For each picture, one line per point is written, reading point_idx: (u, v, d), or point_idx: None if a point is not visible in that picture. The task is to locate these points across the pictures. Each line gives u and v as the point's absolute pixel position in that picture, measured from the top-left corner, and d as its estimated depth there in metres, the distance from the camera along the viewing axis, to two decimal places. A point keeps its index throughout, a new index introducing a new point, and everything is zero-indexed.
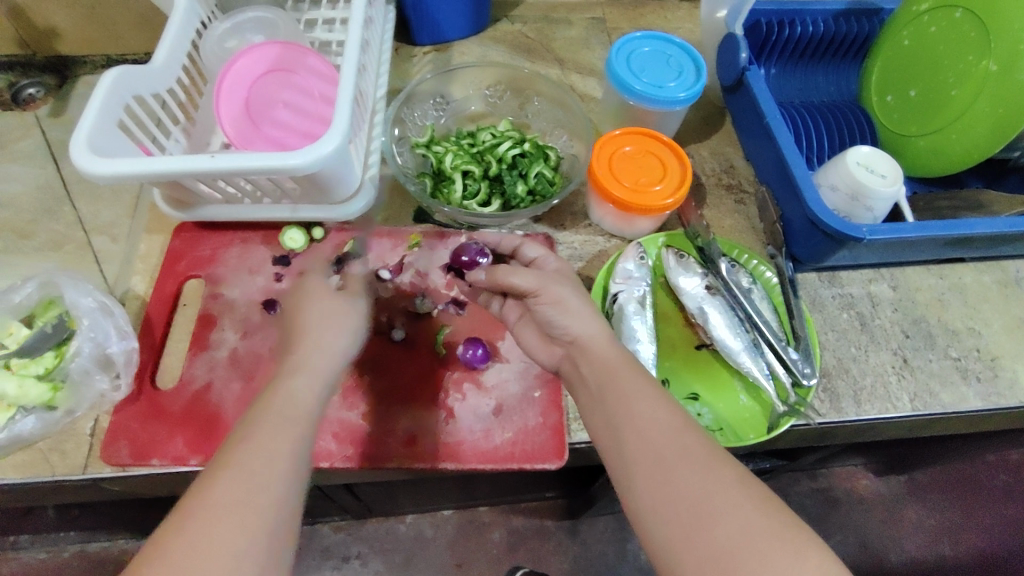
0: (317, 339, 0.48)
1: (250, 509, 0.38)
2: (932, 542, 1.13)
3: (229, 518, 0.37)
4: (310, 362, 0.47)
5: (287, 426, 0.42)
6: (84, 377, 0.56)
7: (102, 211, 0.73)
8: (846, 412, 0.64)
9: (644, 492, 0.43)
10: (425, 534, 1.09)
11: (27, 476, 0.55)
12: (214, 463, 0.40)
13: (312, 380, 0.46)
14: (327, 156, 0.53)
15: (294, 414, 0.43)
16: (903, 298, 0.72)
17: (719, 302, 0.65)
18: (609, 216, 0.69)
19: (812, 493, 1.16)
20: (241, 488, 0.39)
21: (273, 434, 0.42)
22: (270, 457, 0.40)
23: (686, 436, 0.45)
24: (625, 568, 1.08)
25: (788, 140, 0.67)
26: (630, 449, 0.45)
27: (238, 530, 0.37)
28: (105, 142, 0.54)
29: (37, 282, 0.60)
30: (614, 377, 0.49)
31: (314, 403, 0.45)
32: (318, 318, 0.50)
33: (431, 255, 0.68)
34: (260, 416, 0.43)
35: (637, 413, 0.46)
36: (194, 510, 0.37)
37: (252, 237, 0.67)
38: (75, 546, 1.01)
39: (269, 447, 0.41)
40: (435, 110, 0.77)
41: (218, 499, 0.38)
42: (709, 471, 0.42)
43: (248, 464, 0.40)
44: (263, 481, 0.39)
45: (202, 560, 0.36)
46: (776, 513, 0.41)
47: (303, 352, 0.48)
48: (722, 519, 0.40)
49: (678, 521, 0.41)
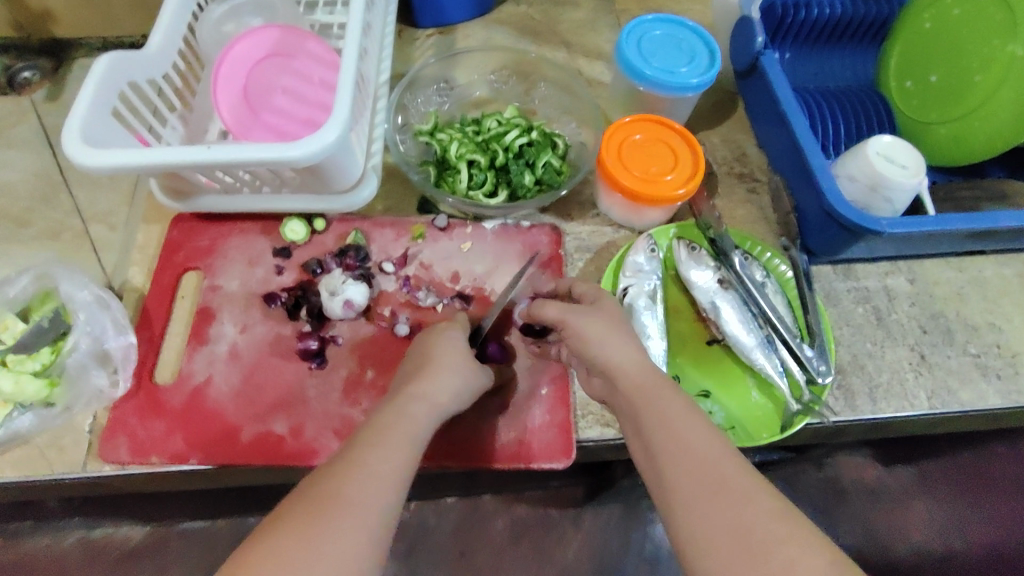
0: (440, 373, 0.50)
1: (372, 512, 0.40)
2: (937, 535, 1.04)
3: (352, 514, 0.40)
4: (428, 389, 0.48)
5: (405, 443, 0.44)
6: (81, 371, 0.56)
7: (100, 198, 0.71)
8: (861, 411, 0.62)
9: (689, 519, 0.42)
10: (427, 523, 1.01)
11: (26, 473, 0.54)
12: (340, 458, 0.43)
13: (432, 407, 0.48)
14: (327, 146, 0.51)
15: (412, 433, 0.45)
16: (921, 292, 0.70)
17: (732, 296, 0.63)
18: (618, 206, 0.67)
19: (816, 483, 1.07)
20: (365, 489, 0.41)
21: (394, 444, 0.44)
22: (392, 464, 0.43)
23: (731, 463, 0.43)
24: (630, 562, 1.00)
25: (804, 127, 0.65)
26: (674, 475, 0.44)
27: (354, 526, 0.39)
28: (98, 129, 0.52)
29: (32, 274, 0.59)
30: (644, 398, 0.48)
31: (425, 427, 0.47)
32: (443, 351, 0.52)
33: (435, 246, 0.66)
34: (383, 428, 0.45)
35: (671, 439, 0.45)
36: (320, 499, 0.40)
37: (251, 228, 0.65)
38: (75, 535, 0.93)
39: (390, 456, 0.43)
40: (438, 96, 0.74)
41: (343, 493, 0.40)
42: (753, 500, 0.41)
43: (371, 469, 0.42)
44: (382, 482, 0.42)
45: (321, 546, 0.38)
46: (821, 546, 0.39)
47: (423, 381, 0.49)
48: (775, 553, 0.39)
49: (727, 554, 0.40)
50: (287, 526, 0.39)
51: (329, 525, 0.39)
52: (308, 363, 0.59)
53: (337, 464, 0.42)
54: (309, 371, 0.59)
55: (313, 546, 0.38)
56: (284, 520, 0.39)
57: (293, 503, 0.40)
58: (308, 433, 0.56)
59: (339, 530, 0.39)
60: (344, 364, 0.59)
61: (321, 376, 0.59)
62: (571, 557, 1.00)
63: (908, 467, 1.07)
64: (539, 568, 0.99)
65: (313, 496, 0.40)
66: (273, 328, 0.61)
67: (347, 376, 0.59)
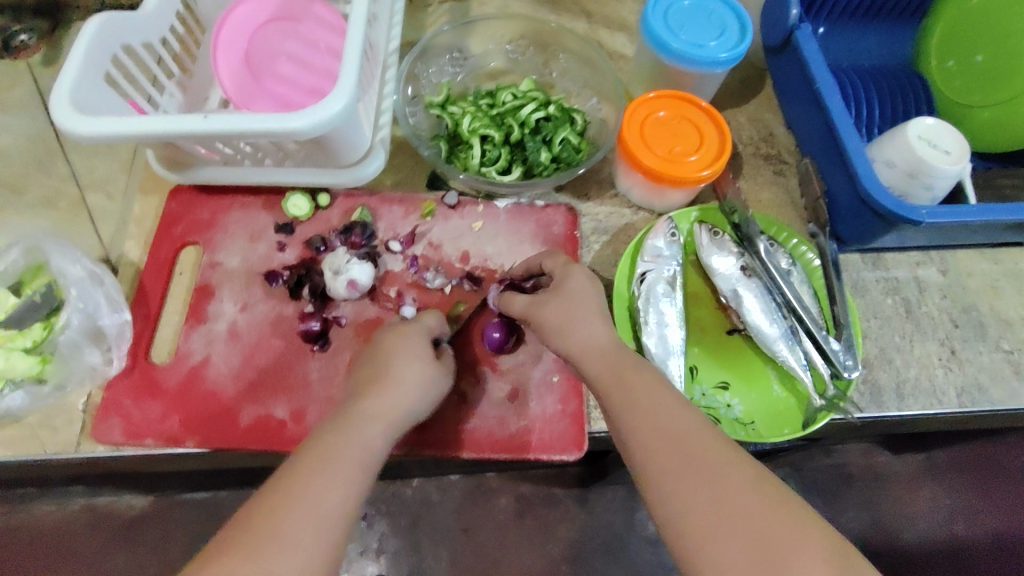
0: (396, 390, 0.47)
1: (311, 546, 0.37)
2: (942, 524, 0.92)
3: (292, 550, 0.37)
4: (384, 407, 0.46)
5: (355, 468, 0.41)
6: (74, 350, 0.53)
7: (97, 165, 0.68)
8: (887, 407, 0.60)
9: (671, 491, 0.41)
10: (431, 498, 0.93)
11: (17, 452, 0.53)
12: (280, 484, 0.40)
13: (386, 429, 0.45)
14: (331, 117, 0.48)
15: (363, 460, 0.42)
16: (953, 283, 0.66)
17: (756, 285, 0.60)
18: (638, 186, 0.64)
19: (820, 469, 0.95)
20: (308, 521, 0.38)
21: (342, 473, 0.41)
22: (338, 492, 0.40)
23: (707, 434, 0.43)
24: (634, 539, 0.93)
25: (841, 108, 0.61)
26: (653, 448, 0.43)
27: (293, 564, 0.36)
28: (89, 95, 0.49)
29: (22, 247, 0.56)
30: (659, 396, 0.45)
31: (379, 449, 0.44)
32: (401, 358, 0.49)
33: (445, 225, 0.63)
34: (331, 452, 0.42)
35: (651, 412, 0.44)
36: (258, 534, 0.37)
37: (253, 202, 0.62)
38: (82, 500, 0.86)
39: (337, 486, 0.40)
40: (451, 66, 0.70)
41: (282, 528, 0.37)
42: (733, 469, 0.41)
43: (315, 500, 0.39)
44: (326, 513, 0.39)
45: None
46: (802, 512, 0.39)
47: (377, 401, 0.46)
48: (760, 518, 0.39)
49: (712, 523, 0.39)
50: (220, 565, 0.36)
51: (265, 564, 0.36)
52: (310, 345, 0.57)
53: (277, 492, 0.39)
54: (311, 354, 0.56)
55: None
56: (218, 558, 0.36)
57: (226, 539, 0.37)
58: (309, 418, 0.54)
59: (277, 572, 0.36)
60: (348, 346, 0.57)
61: (324, 359, 0.56)
62: (574, 534, 0.93)
63: (918, 454, 0.94)
64: (541, 544, 0.92)
65: (251, 532, 0.37)
66: (274, 307, 0.58)
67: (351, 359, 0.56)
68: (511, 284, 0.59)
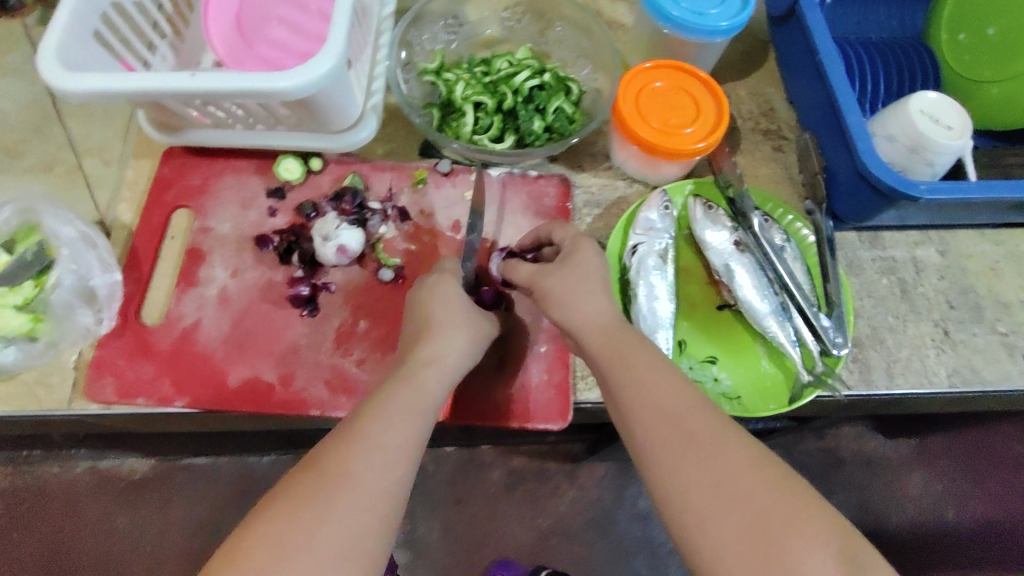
0: (449, 336, 0.48)
1: (378, 486, 0.40)
2: (932, 507, 0.92)
3: (361, 489, 0.39)
4: (437, 354, 0.47)
5: (412, 413, 0.43)
6: (67, 310, 0.54)
7: (94, 131, 0.68)
8: (876, 385, 0.59)
9: (668, 469, 0.41)
10: (426, 469, 0.94)
11: (12, 409, 0.54)
12: (345, 427, 0.42)
13: (442, 372, 0.46)
14: (319, 78, 0.48)
15: (420, 403, 0.44)
16: (951, 264, 0.65)
17: (748, 260, 0.59)
18: (633, 158, 0.63)
19: (811, 451, 0.94)
20: (373, 462, 0.40)
21: (400, 417, 0.42)
22: (398, 435, 0.42)
23: (706, 413, 0.43)
24: (622, 514, 0.94)
25: (842, 80, 0.59)
26: (650, 428, 0.43)
27: (361, 502, 0.39)
28: (78, 53, 0.49)
29: (16, 207, 0.56)
30: (637, 368, 0.45)
31: (437, 394, 0.45)
32: (446, 306, 0.49)
33: (437, 193, 0.62)
34: (388, 399, 0.43)
35: (647, 390, 0.44)
36: (329, 474, 0.39)
37: (245, 167, 0.62)
38: (87, 462, 0.88)
39: (399, 429, 0.42)
40: (446, 33, 0.69)
41: (349, 469, 0.40)
42: (730, 447, 0.41)
43: (375, 442, 0.41)
44: (389, 455, 0.41)
45: (329, 521, 0.38)
46: (798, 487, 0.40)
47: (430, 346, 0.47)
48: (756, 496, 0.39)
49: (712, 501, 0.39)
50: (297, 499, 0.38)
51: (336, 500, 0.38)
52: (299, 310, 0.57)
53: (340, 439, 0.41)
54: (300, 319, 0.57)
55: (317, 521, 0.38)
56: (294, 493, 0.39)
57: (301, 476, 0.40)
58: (297, 382, 0.55)
59: (343, 510, 0.38)
60: (338, 313, 0.57)
61: (312, 325, 0.57)
62: (565, 509, 0.94)
63: (910, 440, 0.94)
64: (532, 517, 0.94)
65: (318, 472, 0.40)
66: (264, 273, 0.58)
67: (339, 325, 0.57)
68: (514, 253, 0.59)
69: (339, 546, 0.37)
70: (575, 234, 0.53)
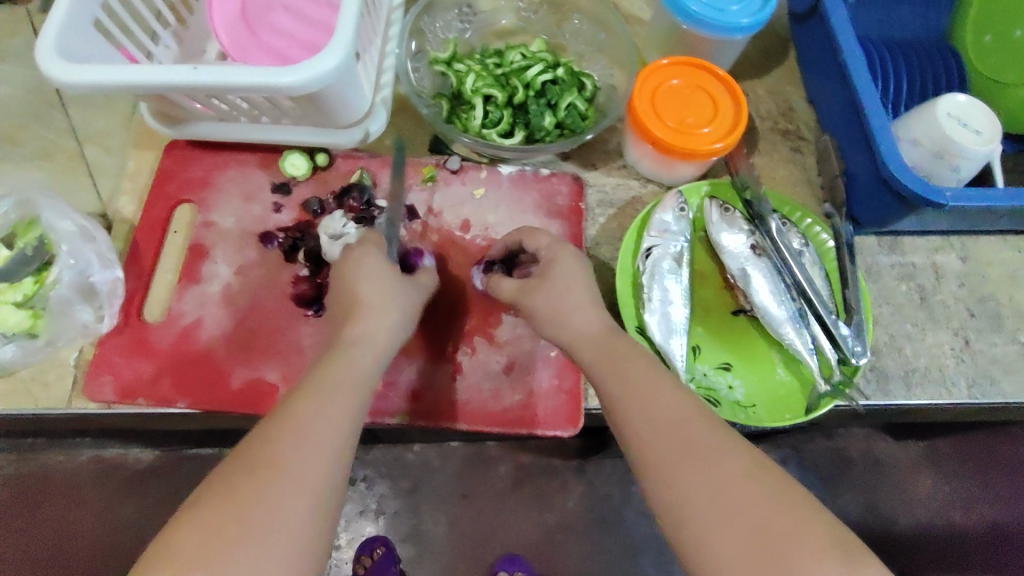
0: (379, 315, 0.47)
1: (315, 468, 0.39)
2: (939, 513, 0.84)
3: (297, 472, 0.38)
4: (367, 334, 0.46)
5: (347, 394, 0.42)
6: (65, 307, 0.53)
7: (96, 118, 0.66)
8: (894, 396, 0.58)
9: (667, 482, 0.40)
10: (432, 463, 0.92)
11: (10, 407, 0.53)
12: (274, 415, 0.41)
13: (373, 349, 0.46)
14: (326, 73, 0.46)
15: (352, 386, 0.43)
16: (972, 271, 0.64)
17: (765, 265, 0.58)
18: (647, 157, 0.61)
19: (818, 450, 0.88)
20: (307, 444, 0.39)
21: (332, 397, 0.42)
22: (332, 417, 0.41)
23: (702, 422, 0.41)
24: (629, 511, 0.93)
25: (866, 81, 0.58)
26: (647, 439, 0.41)
27: (299, 484, 0.38)
28: (77, 42, 0.48)
29: (13, 199, 0.55)
30: (650, 380, 0.44)
31: (369, 374, 0.45)
32: (379, 285, 0.48)
33: (446, 191, 0.61)
34: (321, 382, 0.43)
35: (648, 401, 0.43)
36: (260, 460, 0.38)
37: (249, 160, 0.60)
38: (91, 451, 0.83)
39: (330, 411, 0.41)
40: (460, 21, 0.67)
41: (282, 453, 0.39)
42: (728, 458, 0.39)
43: (308, 426, 0.40)
44: (323, 435, 0.40)
45: (266, 508, 0.37)
46: (798, 498, 0.38)
47: (359, 327, 0.47)
48: (757, 510, 0.37)
49: (712, 514, 0.38)
50: (228, 489, 0.37)
51: (270, 484, 0.37)
52: (304, 310, 0.56)
53: (270, 427, 0.40)
54: (305, 318, 0.55)
55: (252, 509, 0.36)
56: (224, 484, 0.37)
57: (230, 467, 0.38)
58: None
59: (280, 495, 0.37)
60: None
61: (317, 325, 0.55)
62: (572, 505, 0.93)
63: (918, 441, 0.85)
64: (539, 513, 0.93)
65: (246, 460, 0.38)
66: (269, 270, 0.57)
67: None
68: (491, 264, 0.57)
69: (279, 532, 0.36)
70: (549, 241, 0.53)
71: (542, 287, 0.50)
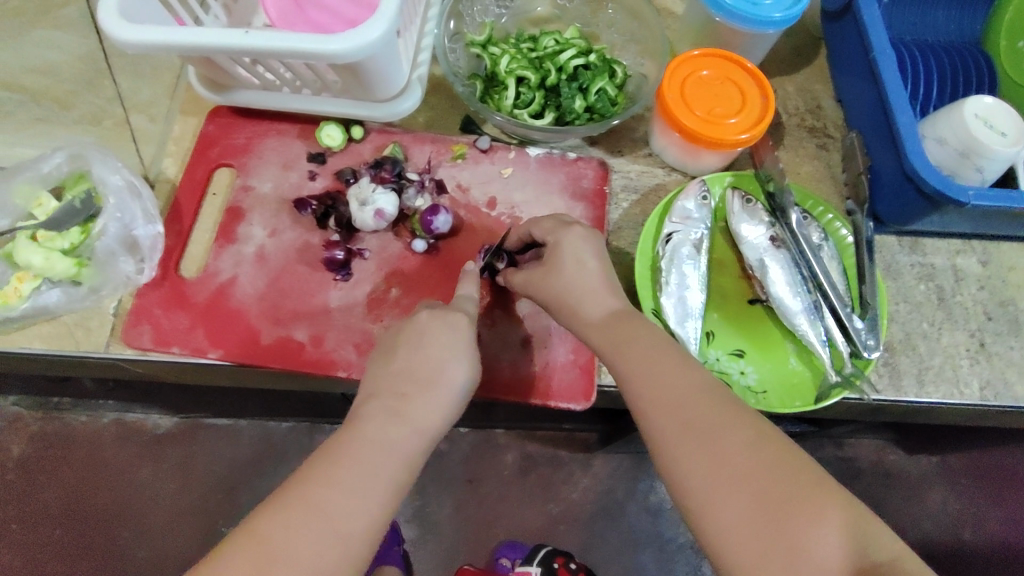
0: (435, 393, 0.45)
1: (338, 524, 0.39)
2: (947, 527, 0.91)
3: (318, 525, 0.39)
4: (422, 391, 0.45)
5: (387, 454, 0.42)
6: (109, 258, 0.56)
7: (142, 88, 0.69)
8: (905, 392, 0.58)
9: (673, 457, 0.41)
10: (440, 448, 0.95)
11: (53, 348, 0.55)
12: (315, 461, 0.41)
13: (420, 431, 0.44)
14: (369, 44, 0.48)
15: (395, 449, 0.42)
16: (992, 275, 0.64)
17: (783, 256, 0.59)
18: (674, 146, 0.62)
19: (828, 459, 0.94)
20: (334, 495, 0.40)
21: (362, 486, 0.40)
22: (368, 477, 0.41)
23: (705, 398, 0.42)
24: (632, 507, 0.95)
25: (895, 80, 0.58)
26: (653, 417, 0.42)
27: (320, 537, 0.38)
28: (134, 3, 0.50)
29: (65, 153, 0.59)
30: (669, 352, 0.45)
31: (417, 435, 0.43)
32: (440, 339, 0.47)
33: (475, 169, 0.62)
34: (368, 431, 0.42)
35: (652, 376, 0.44)
36: (291, 502, 0.39)
37: (288, 130, 0.63)
38: (113, 414, 0.91)
39: (364, 469, 0.41)
40: (497, 6, 0.69)
41: (310, 498, 0.39)
42: (730, 431, 0.40)
43: (334, 515, 0.39)
44: (353, 489, 0.40)
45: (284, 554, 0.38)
46: (796, 470, 0.39)
47: (407, 400, 0.44)
48: (755, 480, 0.39)
49: (715, 485, 0.39)
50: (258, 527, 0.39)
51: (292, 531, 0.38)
52: (333, 273, 0.58)
53: (292, 503, 0.39)
54: (334, 283, 0.58)
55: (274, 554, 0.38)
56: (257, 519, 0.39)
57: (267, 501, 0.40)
58: (327, 343, 0.56)
59: (299, 545, 0.38)
60: (371, 280, 0.58)
61: (345, 290, 0.57)
62: (576, 497, 0.94)
63: (930, 455, 0.93)
64: (544, 503, 0.94)
65: (273, 511, 0.39)
66: (302, 236, 0.59)
67: (372, 292, 0.57)
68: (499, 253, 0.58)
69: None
70: (553, 225, 0.52)
71: (556, 265, 0.50)
